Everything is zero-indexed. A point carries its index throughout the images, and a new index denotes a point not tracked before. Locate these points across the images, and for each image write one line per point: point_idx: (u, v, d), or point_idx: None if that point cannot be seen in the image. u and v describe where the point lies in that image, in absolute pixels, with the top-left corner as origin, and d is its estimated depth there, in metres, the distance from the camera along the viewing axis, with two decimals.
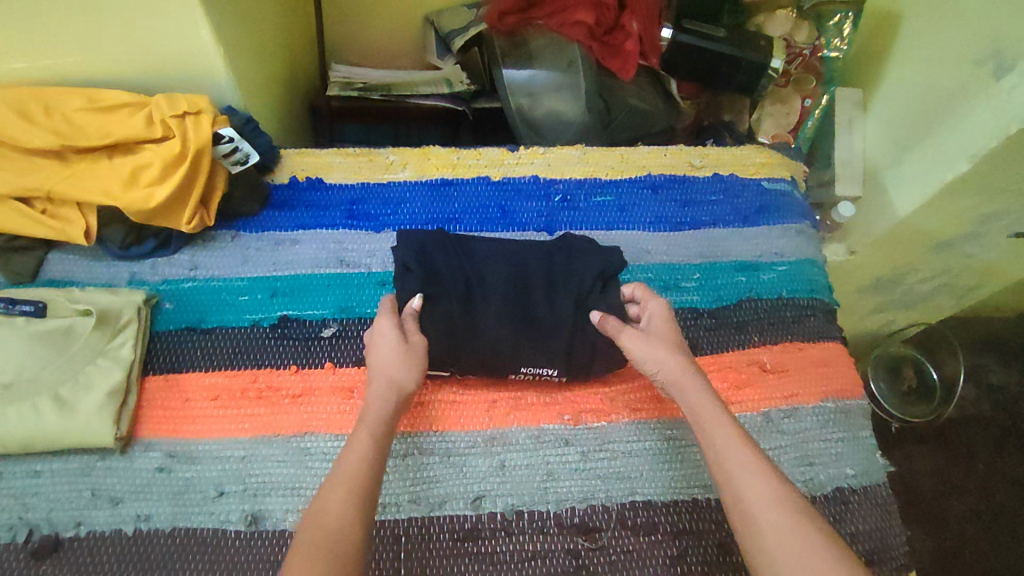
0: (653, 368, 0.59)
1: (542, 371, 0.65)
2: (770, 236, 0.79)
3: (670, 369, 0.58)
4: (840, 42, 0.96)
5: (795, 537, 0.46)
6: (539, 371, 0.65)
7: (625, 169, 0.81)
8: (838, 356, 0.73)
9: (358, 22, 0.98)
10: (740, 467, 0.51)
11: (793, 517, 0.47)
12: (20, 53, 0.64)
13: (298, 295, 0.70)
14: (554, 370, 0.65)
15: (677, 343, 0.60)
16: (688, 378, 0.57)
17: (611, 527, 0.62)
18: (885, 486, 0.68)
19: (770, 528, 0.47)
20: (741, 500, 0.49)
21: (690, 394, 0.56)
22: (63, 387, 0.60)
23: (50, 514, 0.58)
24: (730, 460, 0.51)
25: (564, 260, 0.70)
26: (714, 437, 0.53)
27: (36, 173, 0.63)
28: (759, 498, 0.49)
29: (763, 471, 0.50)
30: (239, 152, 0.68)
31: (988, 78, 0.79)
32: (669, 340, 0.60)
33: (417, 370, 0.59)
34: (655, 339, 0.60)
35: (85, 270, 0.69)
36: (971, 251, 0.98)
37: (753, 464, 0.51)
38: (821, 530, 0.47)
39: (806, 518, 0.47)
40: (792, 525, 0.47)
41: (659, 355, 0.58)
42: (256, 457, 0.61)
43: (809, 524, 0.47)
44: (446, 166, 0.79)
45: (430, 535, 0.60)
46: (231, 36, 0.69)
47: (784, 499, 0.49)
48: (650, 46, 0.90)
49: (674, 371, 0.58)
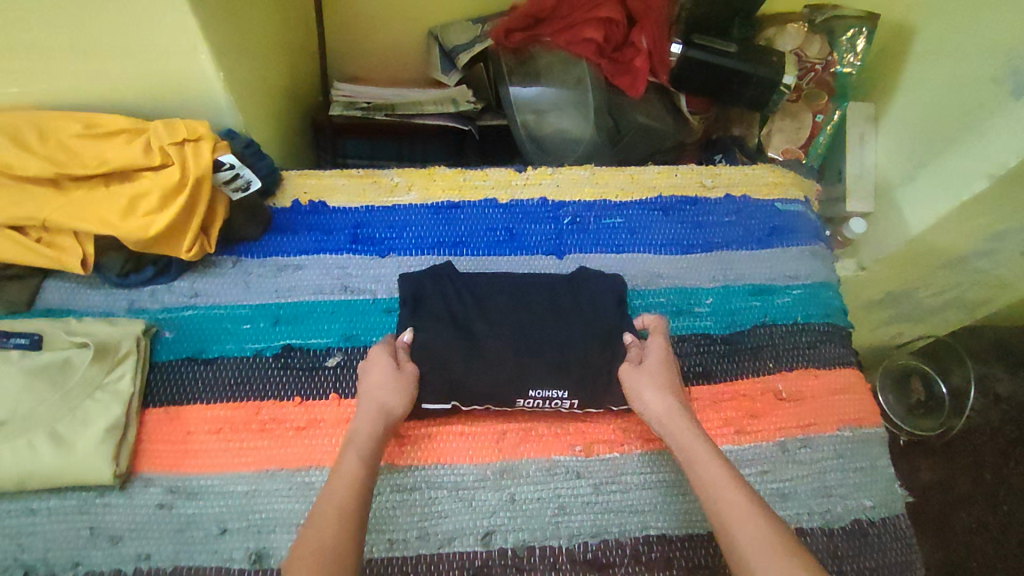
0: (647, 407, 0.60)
1: (551, 393, 0.63)
2: (784, 258, 0.78)
3: (664, 408, 0.59)
4: (852, 57, 0.95)
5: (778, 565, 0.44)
6: (549, 393, 0.63)
7: (635, 190, 0.80)
8: (856, 383, 0.71)
9: (360, 37, 0.97)
10: (725, 497, 0.50)
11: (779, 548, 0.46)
12: (14, 77, 0.63)
13: (301, 323, 0.68)
14: (564, 391, 0.63)
15: (673, 387, 0.62)
16: (679, 416, 0.58)
17: (625, 563, 0.60)
18: (905, 517, 0.66)
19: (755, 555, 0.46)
20: (727, 528, 0.48)
21: (679, 430, 0.57)
22: (60, 423, 0.57)
23: (46, 553, 0.56)
24: (715, 492, 0.51)
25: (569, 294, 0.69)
26: (701, 469, 0.53)
27: (29, 201, 0.61)
28: (743, 527, 0.48)
29: (748, 502, 0.49)
30: (241, 179, 0.66)
31: (1007, 97, 0.78)
32: (662, 381, 0.62)
33: (400, 401, 0.60)
34: (651, 378, 0.62)
35: (82, 298, 0.67)
36: (984, 267, 0.96)
37: (738, 495, 0.50)
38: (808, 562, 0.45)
39: (793, 548, 0.46)
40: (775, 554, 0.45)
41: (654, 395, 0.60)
42: (260, 492, 0.60)
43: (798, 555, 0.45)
44: (452, 188, 0.77)
45: (439, 573, 0.59)
46: (232, 57, 0.67)
47: (772, 530, 0.47)
48: (660, 63, 0.87)
49: (666, 408, 0.59)
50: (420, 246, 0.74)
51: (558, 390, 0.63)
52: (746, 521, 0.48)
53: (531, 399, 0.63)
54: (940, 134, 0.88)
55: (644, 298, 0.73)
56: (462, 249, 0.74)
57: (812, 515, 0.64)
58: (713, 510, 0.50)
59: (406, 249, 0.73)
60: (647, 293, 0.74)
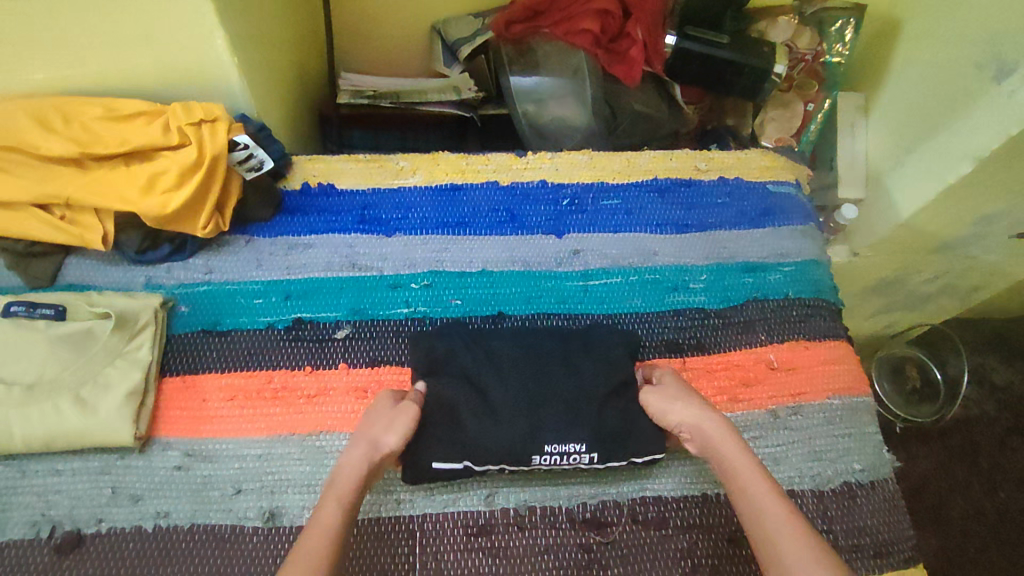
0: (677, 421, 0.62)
1: (567, 448, 0.62)
2: (776, 237, 0.80)
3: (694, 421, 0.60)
4: (842, 48, 0.98)
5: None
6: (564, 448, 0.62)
7: (631, 174, 0.82)
8: (845, 355, 0.74)
9: (366, 31, 1.00)
10: (768, 514, 0.51)
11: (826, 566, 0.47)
12: (40, 64, 0.66)
13: (311, 298, 0.71)
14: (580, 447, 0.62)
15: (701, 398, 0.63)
16: (714, 426, 0.59)
17: (622, 522, 0.63)
18: (892, 480, 0.68)
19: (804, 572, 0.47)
20: (772, 546, 0.50)
21: (715, 439, 0.58)
22: (84, 388, 0.61)
23: (72, 510, 0.60)
24: (759, 510, 0.52)
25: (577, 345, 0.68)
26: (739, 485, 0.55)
27: (53, 180, 0.64)
28: (787, 544, 0.49)
29: (791, 519, 0.51)
30: (254, 159, 0.69)
31: (990, 81, 0.80)
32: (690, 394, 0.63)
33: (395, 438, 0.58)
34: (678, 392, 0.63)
35: (103, 275, 0.71)
36: (974, 252, 0.98)
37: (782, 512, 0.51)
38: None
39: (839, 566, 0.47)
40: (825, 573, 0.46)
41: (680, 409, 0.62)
42: (273, 456, 0.63)
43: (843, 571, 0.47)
44: (455, 171, 0.80)
45: (444, 530, 0.62)
46: (245, 46, 0.70)
47: (814, 546, 0.48)
48: (654, 54, 0.90)
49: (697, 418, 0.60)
50: (425, 226, 0.77)
51: (574, 443, 0.62)
52: (789, 539, 0.49)
53: (548, 455, 0.61)
54: (927, 118, 0.90)
55: (640, 274, 0.76)
56: (465, 229, 0.77)
57: (803, 477, 0.67)
58: (757, 528, 0.51)
59: (411, 229, 0.76)
60: (644, 269, 0.77)
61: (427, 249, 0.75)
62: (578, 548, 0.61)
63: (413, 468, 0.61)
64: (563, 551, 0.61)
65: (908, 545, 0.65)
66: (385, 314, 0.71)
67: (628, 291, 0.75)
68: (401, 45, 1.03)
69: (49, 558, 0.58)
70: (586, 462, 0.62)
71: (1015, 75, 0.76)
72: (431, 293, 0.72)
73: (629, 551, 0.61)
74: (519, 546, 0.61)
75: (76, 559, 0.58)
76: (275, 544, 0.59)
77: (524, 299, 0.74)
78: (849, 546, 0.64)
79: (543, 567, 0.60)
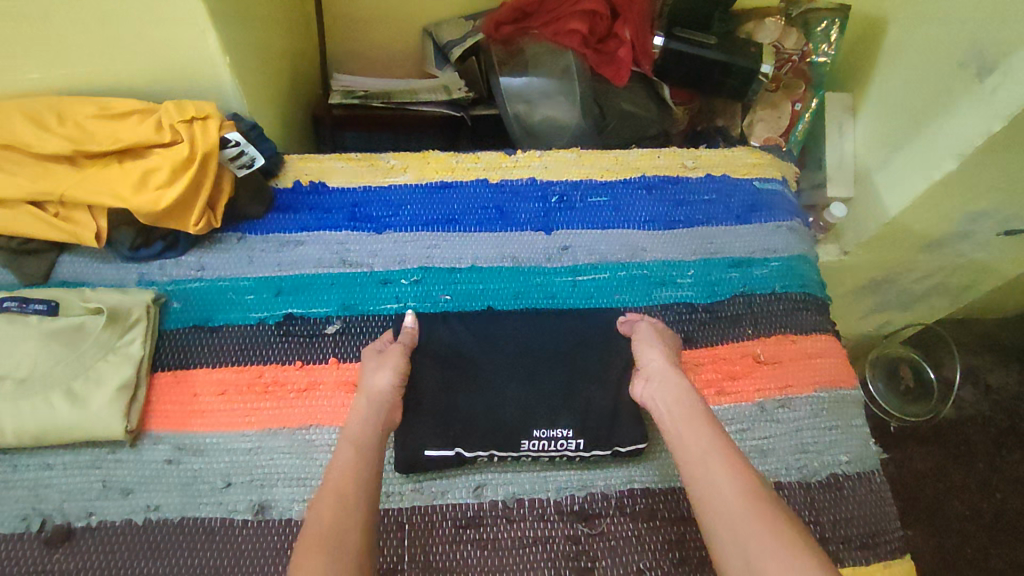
0: (651, 369, 0.63)
1: (555, 433, 0.63)
2: (763, 233, 0.81)
3: (664, 368, 0.62)
4: (827, 47, 0.99)
5: (753, 514, 0.47)
6: (553, 433, 0.63)
7: (619, 171, 0.83)
8: (832, 348, 0.75)
9: (359, 35, 1.01)
10: (709, 452, 0.52)
11: (755, 503, 0.48)
12: (36, 64, 0.67)
13: (302, 293, 0.71)
14: (568, 431, 0.63)
15: (675, 357, 0.65)
16: (677, 377, 0.61)
17: (610, 513, 0.63)
18: (878, 472, 0.69)
19: (733, 506, 0.48)
20: (710, 479, 0.50)
21: (674, 386, 0.60)
22: (75, 382, 0.62)
23: (62, 504, 0.60)
24: (699, 447, 0.53)
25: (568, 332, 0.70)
26: (687, 421, 0.56)
27: (48, 177, 0.65)
28: (721, 481, 0.50)
29: (729, 459, 0.51)
30: (245, 156, 0.71)
31: (973, 80, 0.81)
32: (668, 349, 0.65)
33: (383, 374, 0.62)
34: (655, 341, 0.65)
35: (96, 272, 0.71)
36: (963, 249, 0.99)
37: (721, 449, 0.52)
38: (780, 514, 0.47)
39: (768, 504, 0.48)
40: (751, 510, 0.47)
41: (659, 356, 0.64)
42: (263, 449, 0.63)
43: (771, 508, 0.47)
44: (445, 169, 0.81)
45: (432, 523, 0.62)
46: (237, 46, 0.71)
47: (749, 486, 0.49)
48: (643, 54, 0.91)
49: (662, 364, 0.63)
50: (416, 223, 0.77)
51: (561, 429, 0.63)
52: (723, 477, 0.50)
53: (537, 439, 0.63)
54: (916, 117, 0.91)
55: (628, 269, 0.77)
56: (455, 226, 0.78)
57: (790, 469, 0.67)
58: (694, 464, 0.52)
59: (402, 226, 0.77)
60: (632, 265, 0.77)
61: (417, 245, 0.76)
62: (566, 540, 0.62)
63: (406, 457, 0.62)
64: (550, 543, 0.61)
65: (894, 536, 0.65)
66: (375, 309, 0.71)
67: (615, 286, 0.76)
68: (394, 48, 1.04)
69: (38, 551, 0.58)
70: (572, 450, 0.63)
71: (996, 73, 0.77)
72: (422, 288, 0.73)
73: (618, 543, 0.62)
74: (507, 537, 0.61)
75: (66, 552, 0.58)
76: (263, 535, 0.59)
77: (513, 294, 0.74)
78: (835, 537, 0.64)
79: (532, 558, 0.61)
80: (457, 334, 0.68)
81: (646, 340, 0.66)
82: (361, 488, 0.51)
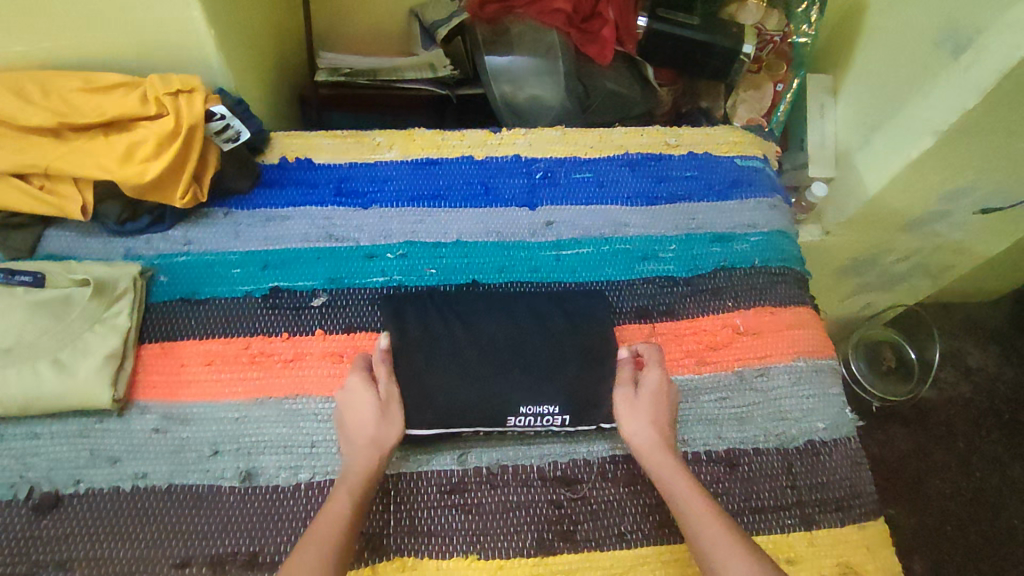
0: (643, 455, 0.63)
1: (542, 410, 0.64)
2: (743, 209, 0.83)
3: (652, 445, 0.62)
4: (807, 27, 1.01)
5: None
6: (540, 410, 0.64)
7: (603, 149, 0.85)
8: (810, 320, 0.76)
9: (345, 15, 1.02)
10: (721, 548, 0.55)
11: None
12: (19, 37, 0.67)
13: (288, 267, 0.72)
14: (554, 408, 0.65)
15: (659, 421, 0.64)
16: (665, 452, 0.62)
17: (593, 479, 0.65)
18: (854, 439, 0.70)
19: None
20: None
21: (670, 471, 0.61)
22: (62, 351, 0.62)
23: (49, 472, 0.60)
24: (714, 543, 0.55)
25: (553, 305, 0.71)
26: (688, 507, 0.58)
27: (33, 150, 0.65)
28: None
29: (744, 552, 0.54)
30: (231, 130, 0.71)
31: (948, 58, 0.82)
32: (651, 418, 0.64)
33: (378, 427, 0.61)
34: (644, 408, 0.65)
35: (82, 246, 0.72)
36: (942, 229, 1.01)
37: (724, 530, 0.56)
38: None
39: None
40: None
41: (646, 434, 0.63)
42: (250, 418, 0.64)
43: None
44: (431, 146, 0.82)
45: (417, 488, 0.63)
46: (222, 22, 0.72)
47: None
48: (627, 33, 0.94)
49: (650, 443, 0.63)
50: (402, 198, 0.78)
51: (549, 405, 0.65)
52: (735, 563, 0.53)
53: (523, 416, 0.64)
54: (893, 97, 0.92)
55: (611, 244, 0.78)
56: (441, 201, 0.79)
57: (768, 436, 0.69)
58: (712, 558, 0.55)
59: (388, 201, 0.78)
60: (615, 240, 0.78)
61: (403, 220, 0.77)
62: (549, 504, 0.63)
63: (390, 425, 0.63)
64: (535, 507, 0.63)
65: (869, 500, 0.67)
66: (362, 282, 0.72)
67: (599, 261, 0.77)
68: (381, 28, 1.05)
69: (27, 517, 0.58)
70: (559, 424, 0.65)
71: (970, 50, 0.79)
72: (407, 262, 0.74)
73: (600, 506, 0.63)
74: (492, 502, 0.63)
75: (54, 518, 0.59)
76: (250, 503, 0.60)
77: (497, 268, 0.75)
78: (813, 500, 0.66)
79: (515, 522, 0.62)
80: (439, 307, 0.69)
81: (633, 412, 0.64)
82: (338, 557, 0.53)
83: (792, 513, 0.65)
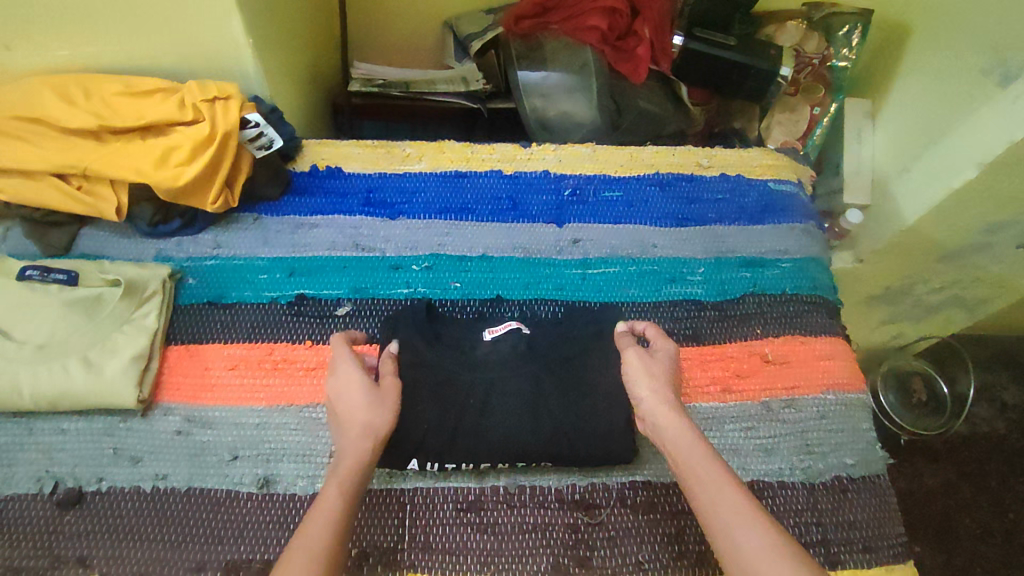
0: (638, 395, 0.58)
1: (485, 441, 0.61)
2: (775, 234, 0.81)
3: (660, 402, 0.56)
4: (848, 52, 0.99)
5: None
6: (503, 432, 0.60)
7: (634, 167, 0.84)
8: (841, 351, 0.74)
9: (382, 26, 1.03)
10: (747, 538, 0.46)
11: None
12: (68, 42, 0.69)
13: (313, 276, 0.72)
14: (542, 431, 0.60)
15: (673, 383, 0.58)
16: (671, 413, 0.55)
17: (611, 505, 0.63)
18: (884, 477, 0.68)
19: None
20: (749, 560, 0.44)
21: (680, 435, 0.53)
22: (90, 350, 0.63)
23: (74, 468, 0.61)
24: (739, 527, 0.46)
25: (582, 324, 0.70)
26: (699, 475, 0.50)
27: (72, 150, 0.67)
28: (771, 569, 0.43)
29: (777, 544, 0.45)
30: (265, 137, 0.72)
31: (997, 86, 0.80)
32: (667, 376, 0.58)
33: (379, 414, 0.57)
34: (657, 367, 0.59)
35: (115, 246, 0.73)
36: (981, 262, 0.96)
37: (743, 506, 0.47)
38: None
39: None
40: None
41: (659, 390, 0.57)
42: (270, 425, 0.64)
43: None
44: (460, 159, 0.82)
45: (433, 504, 0.62)
46: (262, 32, 0.73)
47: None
48: (661, 53, 0.92)
49: (659, 398, 0.56)
50: (429, 210, 0.78)
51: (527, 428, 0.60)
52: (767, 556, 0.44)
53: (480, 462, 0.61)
54: (938, 125, 0.89)
55: (639, 264, 0.77)
56: (468, 214, 0.79)
57: (794, 469, 0.67)
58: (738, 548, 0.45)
59: (416, 213, 0.78)
60: (642, 260, 0.77)
61: (429, 232, 0.76)
62: (566, 529, 0.62)
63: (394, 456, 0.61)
64: (550, 530, 0.62)
65: (896, 541, 0.65)
66: (386, 293, 0.72)
67: (624, 281, 0.76)
68: (416, 37, 1.05)
69: (51, 512, 0.59)
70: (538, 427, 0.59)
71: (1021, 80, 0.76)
72: (432, 275, 0.74)
73: (618, 533, 0.62)
74: (507, 523, 0.62)
75: (76, 514, 0.59)
76: (267, 511, 0.60)
77: (522, 285, 0.74)
78: (839, 539, 0.64)
79: (529, 545, 0.61)
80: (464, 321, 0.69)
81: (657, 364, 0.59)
82: (338, 521, 0.49)
83: (817, 551, 0.63)
